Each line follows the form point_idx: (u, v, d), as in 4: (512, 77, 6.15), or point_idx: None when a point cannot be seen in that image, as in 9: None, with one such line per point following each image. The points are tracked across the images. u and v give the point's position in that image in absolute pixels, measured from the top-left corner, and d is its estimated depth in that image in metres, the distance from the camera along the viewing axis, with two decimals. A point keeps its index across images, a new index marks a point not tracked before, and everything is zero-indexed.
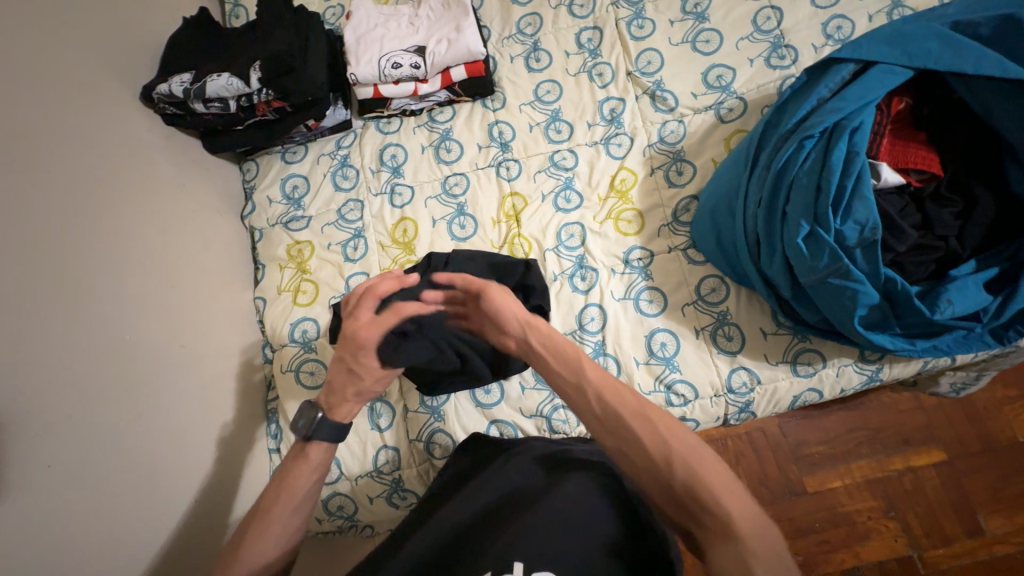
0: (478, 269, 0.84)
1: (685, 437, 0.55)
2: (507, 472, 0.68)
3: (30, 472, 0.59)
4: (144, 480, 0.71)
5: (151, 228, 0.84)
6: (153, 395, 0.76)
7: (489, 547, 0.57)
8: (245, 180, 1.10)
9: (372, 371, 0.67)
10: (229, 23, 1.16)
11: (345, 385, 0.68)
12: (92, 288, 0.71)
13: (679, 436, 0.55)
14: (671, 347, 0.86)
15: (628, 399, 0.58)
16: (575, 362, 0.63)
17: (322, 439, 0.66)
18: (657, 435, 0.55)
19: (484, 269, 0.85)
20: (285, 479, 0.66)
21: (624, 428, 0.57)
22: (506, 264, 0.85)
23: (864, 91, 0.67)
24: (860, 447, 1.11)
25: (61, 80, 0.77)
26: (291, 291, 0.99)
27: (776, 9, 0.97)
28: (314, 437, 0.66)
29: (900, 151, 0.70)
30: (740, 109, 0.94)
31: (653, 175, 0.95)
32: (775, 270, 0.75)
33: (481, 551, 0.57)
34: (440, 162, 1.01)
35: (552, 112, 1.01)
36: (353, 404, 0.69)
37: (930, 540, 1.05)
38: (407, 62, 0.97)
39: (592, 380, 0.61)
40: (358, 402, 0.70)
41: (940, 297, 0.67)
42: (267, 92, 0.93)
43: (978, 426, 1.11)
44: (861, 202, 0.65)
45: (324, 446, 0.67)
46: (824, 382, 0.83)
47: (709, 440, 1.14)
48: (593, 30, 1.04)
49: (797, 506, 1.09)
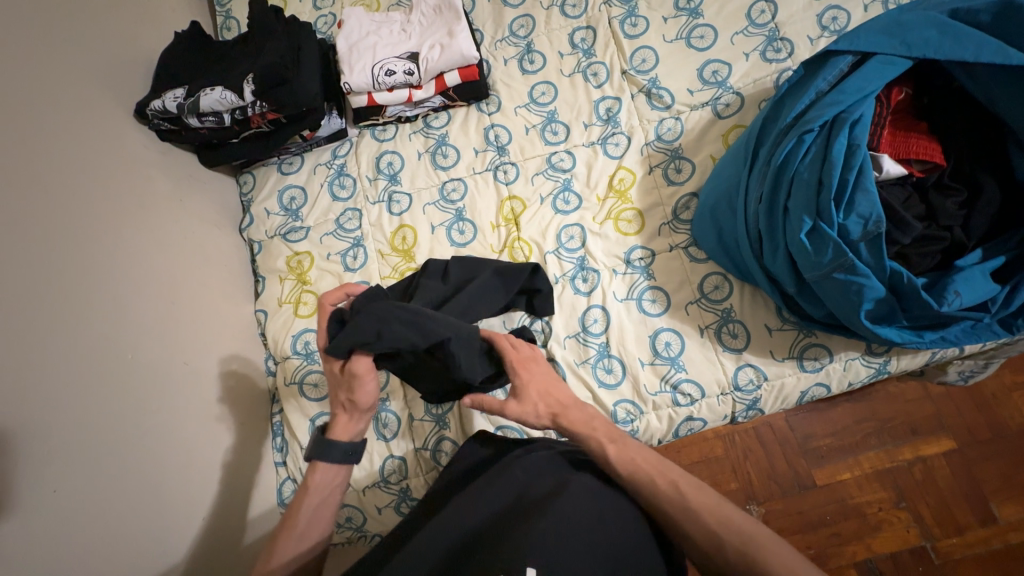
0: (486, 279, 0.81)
1: (734, 520, 0.56)
2: (513, 471, 0.65)
3: (37, 497, 0.58)
4: (153, 500, 0.71)
5: (150, 245, 0.84)
6: (158, 412, 0.75)
7: (498, 547, 0.55)
8: (243, 193, 1.10)
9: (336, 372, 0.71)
10: (221, 35, 1.15)
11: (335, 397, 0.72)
12: (93, 308, 0.71)
13: (730, 521, 0.55)
14: (675, 347, 0.85)
15: (673, 487, 0.60)
16: (600, 444, 0.66)
17: (326, 460, 0.69)
18: (706, 521, 0.56)
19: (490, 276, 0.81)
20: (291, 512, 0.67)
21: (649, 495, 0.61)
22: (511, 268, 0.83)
23: (862, 83, 0.67)
24: (868, 438, 1.11)
25: (55, 100, 0.76)
26: (292, 303, 0.98)
27: (770, 2, 0.97)
28: (319, 457, 0.69)
29: (902, 141, 0.70)
30: (737, 104, 0.93)
31: (652, 174, 0.94)
32: (779, 266, 0.74)
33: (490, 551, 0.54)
34: (437, 168, 1.01)
35: (548, 114, 1.00)
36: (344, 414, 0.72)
37: (943, 529, 1.04)
38: (401, 68, 0.97)
39: (613, 457, 0.64)
40: (349, 412, 0.72)
41: (947, 289, 0.66)
42: (262, 104, 0.93)
43: (987, 413, 1.10)
44: (863, 196, 0.65)
45: (328, 468, 0.69)
46: (832, 377, 0.82)
47: (717, 436, 1.13)
48: (586, 30, 1.03)
49: (807, 500, 1.08)
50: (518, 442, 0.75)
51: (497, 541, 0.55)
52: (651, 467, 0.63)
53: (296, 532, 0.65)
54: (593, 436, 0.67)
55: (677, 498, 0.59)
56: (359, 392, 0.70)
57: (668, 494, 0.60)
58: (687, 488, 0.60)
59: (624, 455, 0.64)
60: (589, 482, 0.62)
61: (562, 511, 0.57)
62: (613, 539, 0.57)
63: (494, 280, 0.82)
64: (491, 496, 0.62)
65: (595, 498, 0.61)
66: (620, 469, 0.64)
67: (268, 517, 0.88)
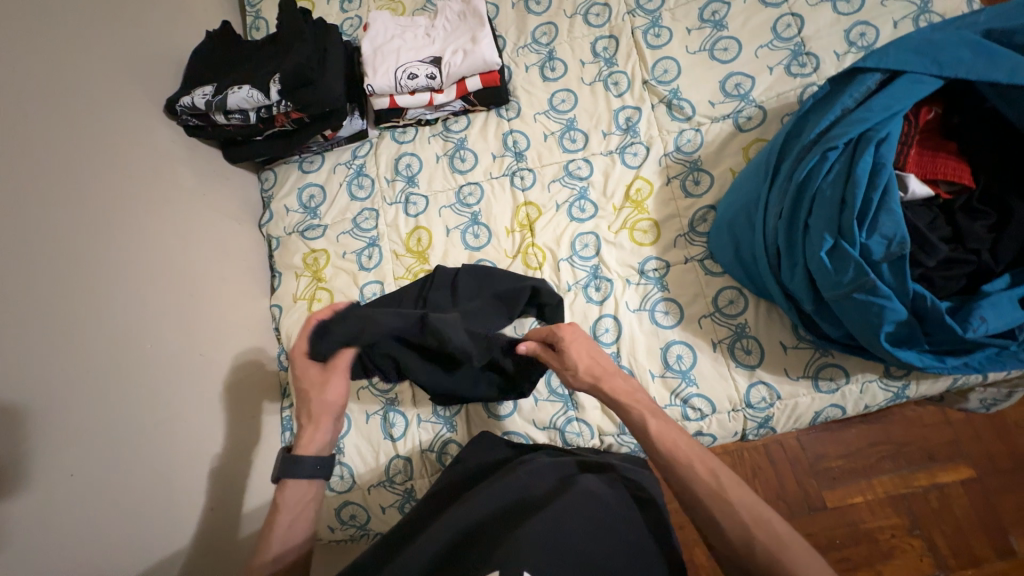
0: (485, 304, 0.81)
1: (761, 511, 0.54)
2: (517, 473, 0.65)
3: (55, 480, 0.60)
4: (164, 488, 0.72)
5: (173, 238, 0.86)
6: (173, 402, 0.77)
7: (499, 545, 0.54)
8: (264, 189, 1.12)
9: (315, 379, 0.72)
10: (250, 35, 1.18)
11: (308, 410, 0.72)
12: (117, 298, 0.73)
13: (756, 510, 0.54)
14: (687, 360, 0.84)
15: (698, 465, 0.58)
16: (641, 417, 0.64)
17: (297, 476, 0.68)
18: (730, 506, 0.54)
19: (490, 302, 0.81)
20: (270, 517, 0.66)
21: (683, 478, 0.58)
22: (512, 293, 0.82)
23: (891, 101, 0.65)
24: (883, 462, 1.08)
25: (90, 96, 0.79)
26: (307, 299, 1.00)
27: (796, 16, 0.96)
28: (288, 477, 0.68)
29: (929, 161, 0.68)
30: (759, 118, 0.92)
31: (669, 185, 0.93)
32: (797, 283, 0.73)
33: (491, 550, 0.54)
34: (455, 171, 1.02)
35: (567, 121, 1.00)
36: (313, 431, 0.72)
37: (959, 560, 1.00)
38: (423, 72, 0.98)
39: (653, 431, 0.62)
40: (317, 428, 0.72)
41: (973, 314, 0.64)
42: (286, 103, 0.95)
43: (1007, 442, 1.06)
44: (887, 215, 0.63)
45: (299, 486, 0.68)
46: (847, 398, 0.80)
47: (725, 452, 1.12)
48: (608, 38, 1.03)
49: (816, 522, 1.06)
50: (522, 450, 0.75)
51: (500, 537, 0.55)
52: (690, 451, 0.60)
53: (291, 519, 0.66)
54: (636, 408, 0.65)
55: (716, 489, 0.56)
56: (328, 394, 0.71)
57: (707, 483, 0.57)
58: (729, 482, 0.56)
59: (664, 432, 0.62)
60: (592, 486, 0.62)
61: (564, 511, 0.58)
62: (616, 540, 0.57)
63: (494, 304, 0.82)
64: (492, 494, 0.62)
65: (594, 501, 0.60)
66: (658, 445, 0.61)
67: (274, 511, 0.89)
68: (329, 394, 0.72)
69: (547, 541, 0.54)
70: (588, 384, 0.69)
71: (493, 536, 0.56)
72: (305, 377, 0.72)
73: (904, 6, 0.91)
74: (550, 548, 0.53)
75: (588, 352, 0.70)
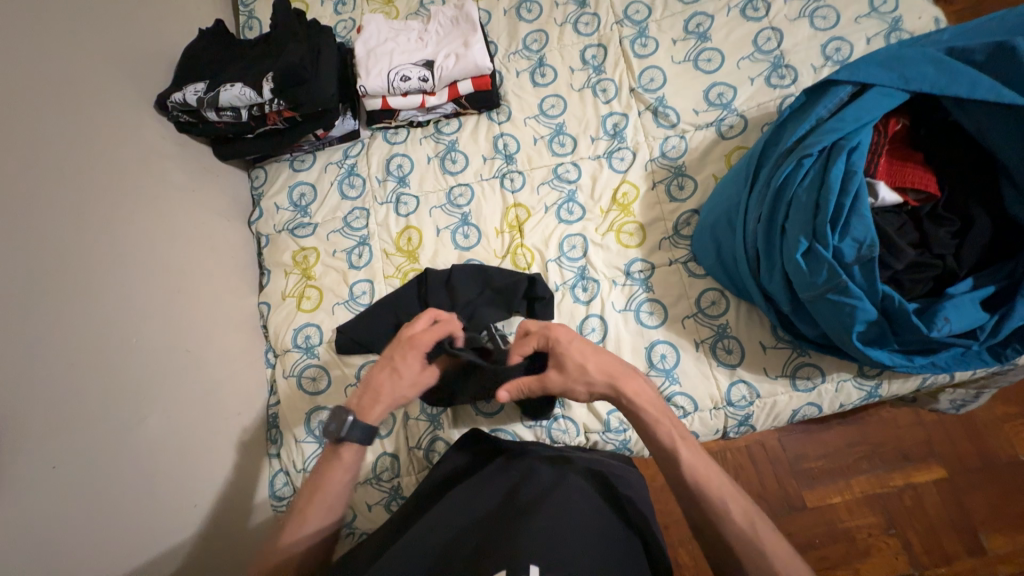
0: (477, 290, 0.89)
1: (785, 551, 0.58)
2: (505, 473, 0.67)
3: (38, 473, 0.59)
4: (148, 484, 0.72)
5: (161, 233, 0.86)
6: (158, 397, 0.76)
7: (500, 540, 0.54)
8: (254, 187, 1.12)
9: (412, 373, 0.72)
10: (242, 34, 1.19)
11: (386, 387, 0.72)
12: (103, 292, 0.73)
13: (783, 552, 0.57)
14: (671, 359, 0.86)
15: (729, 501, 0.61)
16: (675, 445, 0.65)
17: (354, 441, 0.68)
18: (760, 553, 0.57)
19: (486, 294, 0.88)
20: (323, 478, 0.68)
21: (715, 514, 0.61)
22: (506, 285, 0.88)
23: (860, 112, 0.69)
24: (859, 462, 1.11)
25: (78, 88, 0.79)
26: (295, 297, 1.00)
27: (776, 30, 1.00)
28: (346, 438, 0.67)
29: (898, 170, 0.72)
30: (740, 127, 0.96)
31: (655, 189, 0.96)
32: (774, 284, 0.76)
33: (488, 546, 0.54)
34: (446, 172, 1.03)
35: (556, 126, 1.03)
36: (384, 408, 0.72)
37: (931, 557, 1.04)
38: (416, 74, 0.99)
39: (686, 463, 0.64)
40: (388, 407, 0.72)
41: (938, 314, 0.68)
42: (279, 102, 0.95)
43: (978, 443, 1.11)
44: (858, 220, 0.66)
45: (356, 448, 0.69)
46: (823, 397, 0.83)
47: (709, 452, 1.14)
48: (597, 47, 1.06)
49: (796, 521, 1.09)
50: (510, 445, 0.76)
51: (498, 532, 0.56)
52: (723, 487, 0.62)
53: (324, 507, 0.66)
54: (670, 435, 0.66)
55: (750, 534, 0.58)
56: (410, 388, 0.73)
57: (741, 526, 0.59)
58: (763, 527, 0.59)
59: (696, 462, 0.64)
60: (581, 485, 0.64)
61: (562, 507, 0.59)
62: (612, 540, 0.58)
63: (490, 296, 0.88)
64: (489, 493, 0.64)
65: (585, 497, 0.62)
66: (690, 476, 0.63)
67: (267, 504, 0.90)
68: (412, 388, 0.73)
69: (551, 534, 0.55)
70: (604, 386, 0.69)
71: (489, 531, 0.56)
72: (408, 366, 0.72)
73: (876, 24, 0.96)
74: (547, 541, 0.53)
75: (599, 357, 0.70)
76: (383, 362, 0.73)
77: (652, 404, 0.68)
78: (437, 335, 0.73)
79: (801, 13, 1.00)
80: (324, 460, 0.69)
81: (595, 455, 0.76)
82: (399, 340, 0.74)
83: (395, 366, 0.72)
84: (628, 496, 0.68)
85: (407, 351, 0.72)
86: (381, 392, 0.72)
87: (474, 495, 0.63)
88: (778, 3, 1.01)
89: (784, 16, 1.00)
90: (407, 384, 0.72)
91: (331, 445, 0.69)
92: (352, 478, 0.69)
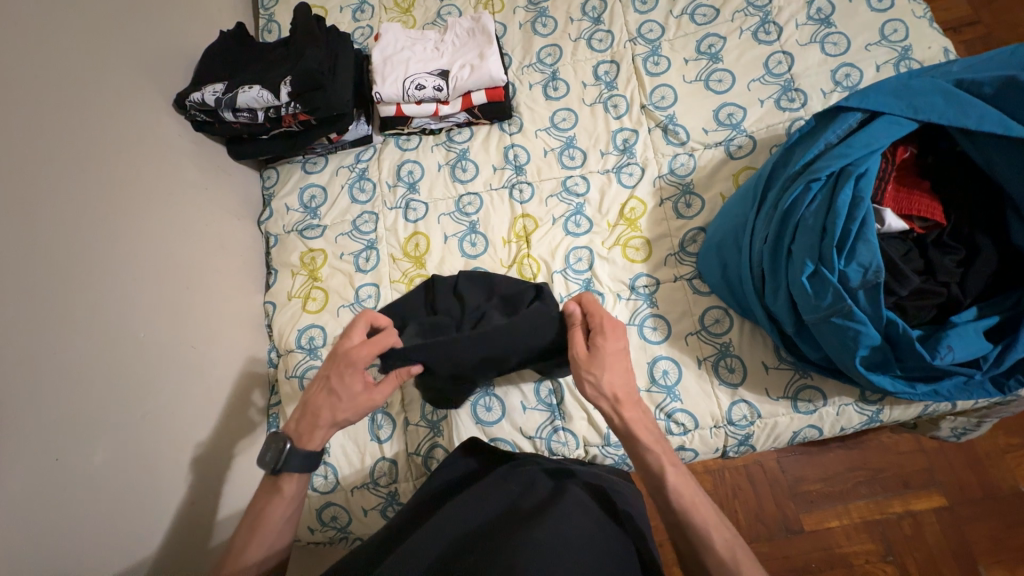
0: (479, 293, 0.88)
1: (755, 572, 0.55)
2: (505, 484, 0.67)
3: (41, 466, 0.59)
4: (147, 479, 0.72)
5: (173, 230, 0.87)
6: (162, 393, 0.77)
7: (498, 550, 0.53)
8: (265, 187, 1.13)
9: (351, 394, 0.69)
10: (262, 37, 1.20)
11: (322, 413, 0.69)
12: (114, 287, 0.74)
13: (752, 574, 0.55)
14: (672, 375, 0.86)
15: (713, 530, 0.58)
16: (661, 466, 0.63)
17: (292, 471, 0.66)
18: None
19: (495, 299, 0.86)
20: (265, 510, 0.66)
21: (698, 541, 0.58)
22: (513, 294, 0.85)
23: (869, 139, 0.69)
24: (859, 487, 1.11)
25: (100, 86, 0.80)
26: (301, 298, 1.00)
27: (787, 54, 1.02)
28: (284, 469, 0.66)
29: (905, 197, 0.72)
30: (749, 147, 0.97)
31: (662, 206, 0.97)
32: (778, 305, 0.76)
33: (491, 553, 0.53)
34: (456, 180, 1.04)
35: (567, 138, 1.04)
36: (326, 431, 0.70)
37: None
38: (431, 83, 1.01)
39: (672, 485, 0.62)
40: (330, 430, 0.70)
41: (940, 342, 0.68)
42: (295, 105, 0.97)
43: (979, 473, 1.10)
44: (864, 245, 0.67)
45: (296, 478, 0.67)
46: (824, 420, 0.83)
47: (707, 470, 1.14)
48: (610, 63, 1.08)
49: (793, 544, 1.08)
50: (507, 455, 0.76)
51: (497, 539, 0.56)
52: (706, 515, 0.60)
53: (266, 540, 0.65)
54: (656, 454, 0.64)
55: (729, 565, 0.56)
56: (350, 410, 0.69)
57: (721, 557, 0.56)
58: (744, 558, 0.56)
59: (680, 485, 0.62)
60: (581, 496, 0.64)
61: (560, 521, 0.58)
62: (607, 550, 0.58)
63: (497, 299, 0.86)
64: (487, 506, 0.63)
65: (587, 512, 0.62)
66: (674, 500, 0.61)
67: (234, 514, 0.85)
68: (349, 408, 0.69)
69: (546, 545, 0.54)
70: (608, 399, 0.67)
71: (490, 540, 0.56)
72: (345, 384, 0.69)
73: (886, 52, 0.98)
74: (545, 551, 0.53)
75: (619, 368, 0.68)
76: (320, 382, 0.70)
77: (648, 430, 0.66)
78: (374, 347, 0.70)
79: (813, 38, 1.01)
80: (267, 491, 0.67)
81: (597, 470, 0.76)
82: (333, 358, 0.70)
83: (329, 388, 0.69)
84: (626, 510, 0.68)
85: (342, 368, 0.69)
86: (320, 416, 0.69)
87: (476, 503, 0.63)
88: (790, 27, 1.03)
89: (795, 41, 1.02)
90: (344, 406, 0.69)
91: (270, 477, 0.67)
92: (298, 510, 0.68)
